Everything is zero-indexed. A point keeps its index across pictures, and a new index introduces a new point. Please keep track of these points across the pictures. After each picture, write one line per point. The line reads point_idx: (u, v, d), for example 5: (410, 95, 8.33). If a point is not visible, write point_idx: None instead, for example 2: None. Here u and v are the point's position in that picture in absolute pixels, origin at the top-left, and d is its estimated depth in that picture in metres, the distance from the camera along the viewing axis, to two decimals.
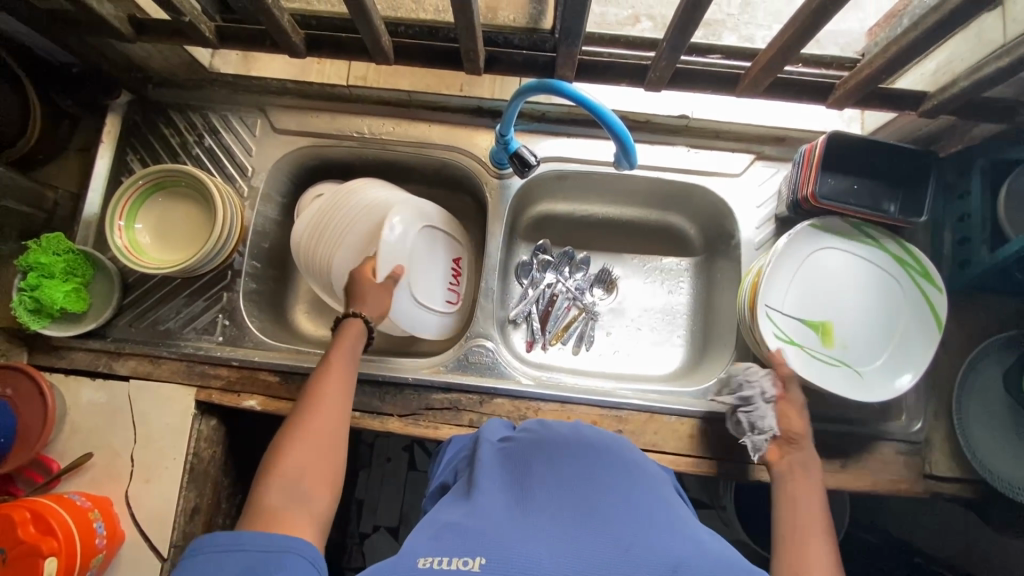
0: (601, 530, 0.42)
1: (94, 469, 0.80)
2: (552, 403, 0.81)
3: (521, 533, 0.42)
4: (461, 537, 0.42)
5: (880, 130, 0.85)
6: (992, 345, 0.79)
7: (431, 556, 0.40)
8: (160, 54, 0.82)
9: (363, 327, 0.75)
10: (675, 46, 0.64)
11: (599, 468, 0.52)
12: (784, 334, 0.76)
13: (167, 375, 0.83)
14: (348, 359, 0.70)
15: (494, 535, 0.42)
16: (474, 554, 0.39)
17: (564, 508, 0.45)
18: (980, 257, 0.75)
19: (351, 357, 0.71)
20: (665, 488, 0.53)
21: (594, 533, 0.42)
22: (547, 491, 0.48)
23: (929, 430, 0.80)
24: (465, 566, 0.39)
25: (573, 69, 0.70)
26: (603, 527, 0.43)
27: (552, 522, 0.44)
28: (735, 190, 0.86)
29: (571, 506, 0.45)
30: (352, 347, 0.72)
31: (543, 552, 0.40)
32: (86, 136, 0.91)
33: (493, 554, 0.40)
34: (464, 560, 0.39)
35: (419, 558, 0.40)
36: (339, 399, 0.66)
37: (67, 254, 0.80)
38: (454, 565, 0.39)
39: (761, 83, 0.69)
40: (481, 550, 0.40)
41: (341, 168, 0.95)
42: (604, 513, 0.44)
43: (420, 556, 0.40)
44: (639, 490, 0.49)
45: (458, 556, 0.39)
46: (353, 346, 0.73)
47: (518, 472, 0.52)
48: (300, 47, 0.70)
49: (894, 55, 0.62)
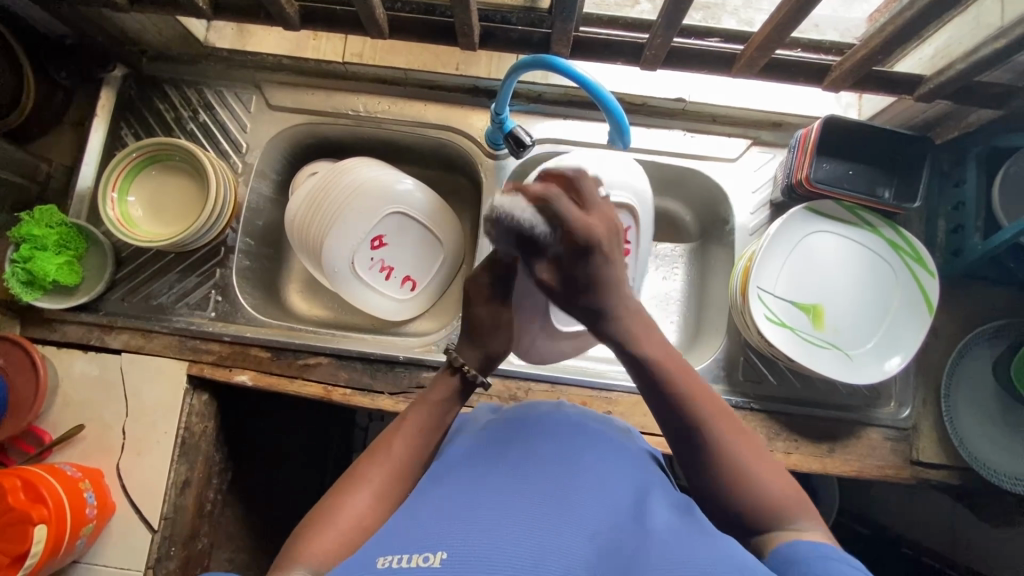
0: (568, 523, 0.41)
1: (87, 441, 0.81)
2: (543, 383, 0.82)
3: (487, 525, 0.40)
4: (423, 532, 0.40)
5: (877, 115, 0.84)
6: (982, 334, 0.79)
7: (391, 556, 0.38)
8: (155, 25, 0.81)
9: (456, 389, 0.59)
10: (670, 24, 0.63)
11: (574, 449, 0.51)
12: (775, 315, 0.76)
13: (159, 349, 0.83)
14: (424, 422, 0.57)
15: (457, 526, 0.40)
16: (436, 549, 0.38)
17: (529, 492, 0.44)
18: (973, 244, 0.75)
19: (442, 424, 0.58)
20: (640, 467, 0.52)
21: (560, 526, 0.41)
22: (519, 474, 0.47)
23: (917, 417, 0.81)
24: (425, 563, 0.37)
25: (568, 46, 0.70)
26: (574, 516, 0.42)
27: (519, 508, 0.42)
28: (730, 175, 0.86)
29: (538, 491, 0.44)
30: (444, 414, 0.58)
31: (508, 546, 0.39)
32: (80, 110, 0.91)
33: (457, 548, 0.38)
34: (424, 556, 0.37)
35: (379, 558, 0.38)
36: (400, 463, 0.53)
37: (59, 227, 0.80)
38: (413, 562, 0.37)
39: (757, 63, 0.69)
40: (443, 545, 0.38)
41: (337, 146, 0.94)
42: (572, 501, 0.43)
43: (380, 556, 0.39)
44: (609, 474, 0.48)
45: (418, 552, 0.38)
46: (447, 411, 0.58)
47: (486, 453, 0.51)
48: (294, 19, 0.70)
49: (891, 35, 0.61)
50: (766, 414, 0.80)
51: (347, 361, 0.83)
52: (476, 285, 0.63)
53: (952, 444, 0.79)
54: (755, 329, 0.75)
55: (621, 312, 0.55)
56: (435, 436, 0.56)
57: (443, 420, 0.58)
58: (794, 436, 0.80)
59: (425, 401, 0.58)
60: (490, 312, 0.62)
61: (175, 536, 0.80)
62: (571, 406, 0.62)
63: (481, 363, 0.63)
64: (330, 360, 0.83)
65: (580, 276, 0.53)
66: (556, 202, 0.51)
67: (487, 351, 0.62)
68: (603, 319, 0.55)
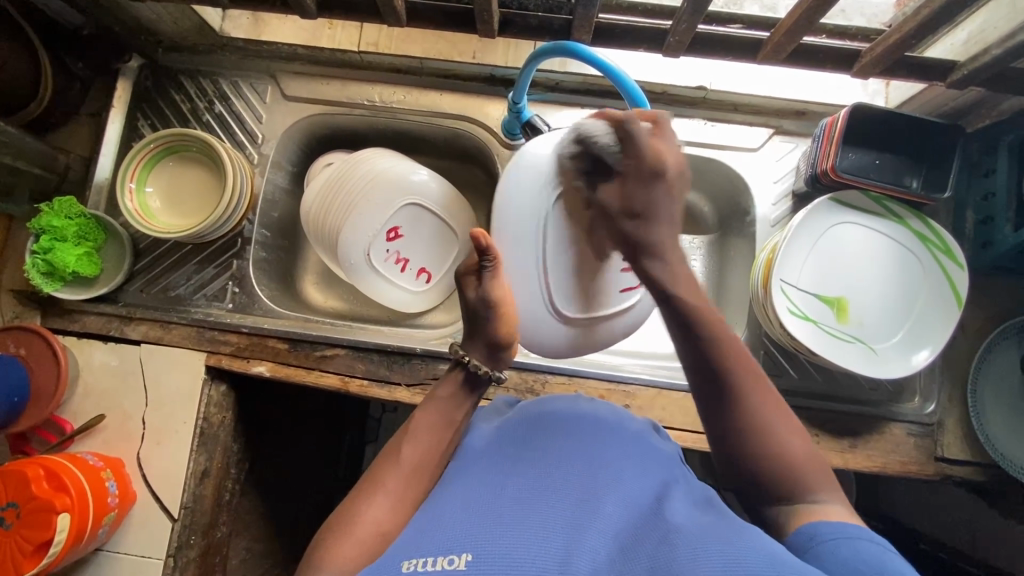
0: (592, 518, 0.41)
1: (107, 431, 0.82)
2: (559, 376, 0.81)
3: (510, 526, 0.40)
4: (446, 533, 0.40)
5: (905, 103, 0.82)
6: (1012, 328, 0.77)
7: (415, 559, 0.38)
8: (171, 15, 0.81)
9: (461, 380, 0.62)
10: (696, 8, 0.61)
11: (596, 445, 0.50)
12: (798, 310, 0.74)
13: (177, 340, 0.83)
14: (438, 423, 0.58)
15: (480, 527, 0.40)
16: (460, 551, 0.38)
17: (551, 490, 0.44)
18: (1004, 236, 0.73)
19: (453, 421, 0.59)
20: (657, 460, 0.51)
21: (583, 522, 0.40)
22: (540, 472, 0.46)
23: (942, 413, 0.79)
24: (451, 565, 0.37)
25: (589, 33, 0.68)
26: (599, 516, 0.41)
27: (542, 508, 0.42)
28: (752, 165, 0.84)
29: (559, 491, 0.44)
30: (454, 411, 0.60)
31: (533, 546, 0.38)
32: (97, 100, 0.91)
33: (482, 549, 0.38)
34: (449, 559, 0.38)
35: (404, 562, 0.38)
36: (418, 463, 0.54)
37: (78, 218, 0.80)
38: (439, 566, 0.37)
39: (784, 50, 0.67)
40: (467, 547, 0.38)
41: (352, 137, 0.94)
42: (596, 501, 0.42)
43: (404, 560, 0.39)
44: (630, 470, 0.47)
45: (443, 555, 0.38)
46: (456, 408, 0.60)
47: (505, 452, 0.51)
48: (311, 8, 0.69)
49: (924, 19, 0.59)
50: None
51: (363, 353, 0.83)
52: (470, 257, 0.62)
53: (978, 441, 0.77)
54: (777, 323, 0.73)
55: (664, 215, 0.52)
56: (448, 432, 0.57)
57: (454, 418, 0.59)
58: (815, 431, 0.78)
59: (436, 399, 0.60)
60: (479, 297, 0.60)
61: (195, 525, 0.81)
62: (589, 400, 0.62)
63: (489, 360, 0.63)
64: (346, 352, 0.83)
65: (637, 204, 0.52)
66: (632, 128, 0.51)
67: (489, 340, 0.62)
68: (647, 256, 0.52)
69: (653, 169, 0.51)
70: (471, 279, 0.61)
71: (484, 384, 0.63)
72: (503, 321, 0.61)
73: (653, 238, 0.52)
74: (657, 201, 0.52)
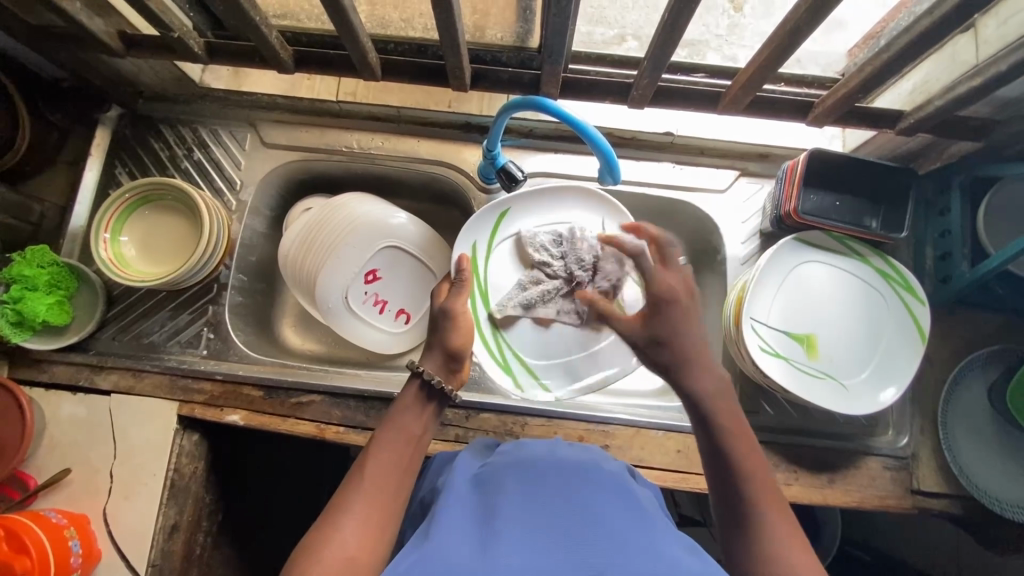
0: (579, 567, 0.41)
1: (73, 485, 0.79)
2: (539, 418, 0.81)
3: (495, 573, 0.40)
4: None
5: (861, 147, 0.86)
6: (976, 360, 0.80)
7: None
8: (151, 68, 0.82)
9: (422, 393, 0.64)
10: (655, 66, 0.64)
11: (579, 485, 0.51)
12: (770, 347, 0.76)
13: (149, 390, 0.82)
14: (400, 436, 0.60)
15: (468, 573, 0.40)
16: None
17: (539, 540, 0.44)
18: (961, 272, 0.77)
19: (413, 434, 0.60)
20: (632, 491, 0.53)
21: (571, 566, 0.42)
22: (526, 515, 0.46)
23: (915, 445, 0.81)
24: None
25: (557, 87, 0.71)
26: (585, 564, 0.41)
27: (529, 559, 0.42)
28: (720, 206, 0.87)
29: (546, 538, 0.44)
30: (415, 422, 0.61)
31: None
32: (75, 149, 0.91)
33: None
34: None
35: None
36: (386, 482, 0.55)
37: (51, 267, 0.80)
38: None
39: (742, 101, 0.70)
40: None
41: (331, 182, 0.95)
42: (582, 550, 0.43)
43: None
44: (612, 503, 0.49)
45: None
46: (416, 420, 0.62)
47: (493, 494, 0.51)
48: (289, 63, 0.71)
49: (869, 75, 0.62)
50: (763, 445, 0.80)
51: (338, 399, 0.82)
52: (441, 293, 0.75)
53: (952, 472, 0.79)
54: (750, 361, 0.75)
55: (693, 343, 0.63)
56: (406, 448, 0.59)
57: (413, 432, 0.61)
58: (792, 467, 0.79)
59: (399, 414, 0.62)
60: (442, 306, 0.71)
61: None
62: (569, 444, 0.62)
63: (443, 371, 0.67)
64: (323, 398, 0.82)
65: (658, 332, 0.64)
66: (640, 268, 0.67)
67: (445, 348, 0.68)
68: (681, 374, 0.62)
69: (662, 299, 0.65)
70: (441, 294, 0.74)
71: (446, 399, 0.65)
72: (456, 330, 0.69)
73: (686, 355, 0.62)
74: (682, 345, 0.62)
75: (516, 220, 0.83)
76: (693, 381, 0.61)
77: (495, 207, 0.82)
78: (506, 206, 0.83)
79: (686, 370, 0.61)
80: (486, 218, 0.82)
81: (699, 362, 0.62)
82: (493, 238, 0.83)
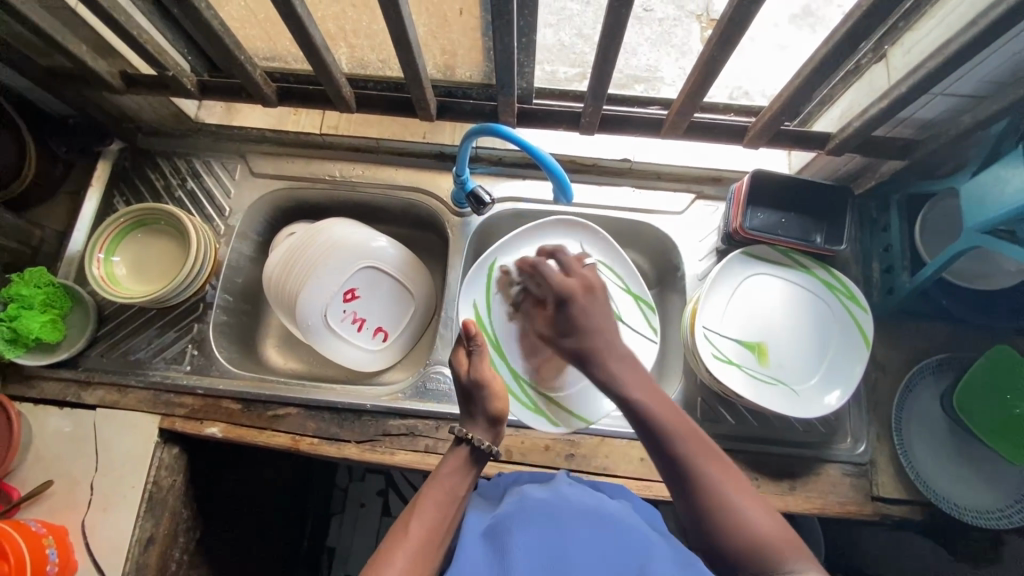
0: None
1: (53, 498, 0.81)
2: (507, 428, 0.84)
3: None
4: None
5: (805, 168, 0.92)
6: (926, 368, 0.84)
7: None
8: (150, 105, 0.90)
9: (469, 455, 0.65)
10: (596, 95, 0.71)
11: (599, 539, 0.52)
12: (723, 355, 0.79)
13: (132, 404, 0.85)
14: (446, 497, 0.61)
15: None
16: None
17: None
18: (902, 282, 0.82)
19: (458, 495, 0.62)
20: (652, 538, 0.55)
21: None
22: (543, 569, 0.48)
23: (874, 452, 0.83)
24: None
25: (514, 116, 0.79)
26: None
27: None
28: (677, 227, 0.93)
29: None
30: (459, 483, 0.63)
31: None
32: (78, 180, 0.98)
33: None
34: None
35: None
36: (427, 541, 0.56)
37: (47, 287, 0.85)
38: None
39: (680, 126, 0.76)
40: None
41: (315, 209, 1.01)
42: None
43: None
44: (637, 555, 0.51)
45: None
46: (461, 481, 0.63)
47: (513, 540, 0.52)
48: (272, 97, 0.79)
49: (786, 100, 0.69)
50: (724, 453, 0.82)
51: (314, 411, 0.85)
52: (459, 362, 0.71)
53: (910, 478, 0.81)
54: (705, 369, 0.78)
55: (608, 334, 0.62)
56: (450, 509, 0.60)
57: (457, 491, 0.62)
58: (754, 475, 0.81)
59: (443, 473, 0.63)
60: (469, 378, 0.69)
61: None
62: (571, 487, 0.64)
63: (490, 435, 0.68)
64: (299, 411, 0.85)
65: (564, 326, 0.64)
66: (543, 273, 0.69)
67: (487, 414, 0.67)
68: (588, 362, 0.61)
69: (585, 289, 0.65)
70: (462, 362, 0.70)
71: (484, 458, 0.66)
72: (497, 397, 0.68)
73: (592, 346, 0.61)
74: (590, 340, 0.61)
75: (505, 268, 0.89)
76: (623, 372, 0.60)
77: (483, 264, 0.88)
78: (493, 260, 0.89)
79: (599, 359, 0.61)
80: (478, 271, 0.88)
81: (609, 349, 0.61)
82: (491, 293, 0.89)
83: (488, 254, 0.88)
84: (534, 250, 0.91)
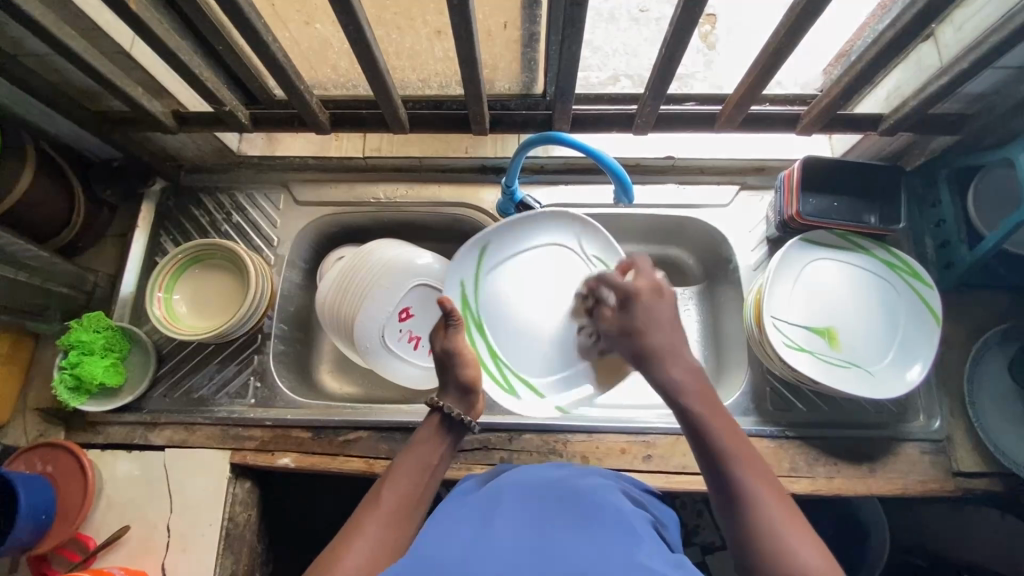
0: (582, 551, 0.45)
1: (130, 543, 0.80)
2: (580, 435, 0.83)
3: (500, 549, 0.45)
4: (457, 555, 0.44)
5: (849, 151, 0.93)
6: (992, 339, 0.83)
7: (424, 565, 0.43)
8: (195, 142, 0.91)
9: (441, 427, 0.67)
10: (656, 95, 0.72)
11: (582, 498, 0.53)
12: (794, 342, 0.79)
13: (201, 441, 0.85)
14: (414, 465, 0.62)
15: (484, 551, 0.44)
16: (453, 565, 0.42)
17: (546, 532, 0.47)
18: (962, 255, 0.81)
19: (431, 465, 0.63)
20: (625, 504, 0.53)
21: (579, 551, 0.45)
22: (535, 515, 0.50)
23: (949, 428, 0.83)
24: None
25: (568, 122, 0.79)
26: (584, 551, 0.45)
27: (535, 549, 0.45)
28: (726, 219, 0.93)
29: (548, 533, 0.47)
30: (433, 452, 0.64)
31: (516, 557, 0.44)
32: (123, 222, 0.98)
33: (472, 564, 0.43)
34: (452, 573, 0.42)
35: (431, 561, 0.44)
36: (400, 507, 0.57)
37: (106, 330, 0.85)
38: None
39: (736, 119, 0.77)
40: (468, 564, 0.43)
41: (360, 231, 1.01)
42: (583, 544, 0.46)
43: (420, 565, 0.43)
44: (618, 518, 0.50)
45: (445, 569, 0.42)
46: (434, 450, 0.64)
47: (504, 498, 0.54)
48: (326, 123, 0.79)
49: (845, 85, 0.69)
50: (801, 441, 0.82)
51: (385, 433, 0.84)
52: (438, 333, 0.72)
53: (988, 451, 0.80)
54: (778, 358, 0.78)
55: (672, 348, 0.61)
56: (424, 476, 0.61)
57: (430, 461, 0.63)
58: (833, 460, 0.81)
59: (417, 444, 0.65)
60: (443, 347, 0.71)
61: None
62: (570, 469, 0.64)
63: (460, 404, 0.70)
64: (369, 434, 0.84)
65: (626, 326, 0.64)
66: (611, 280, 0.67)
67: (459, 384, 0.69)
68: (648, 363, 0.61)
69: (653, 293, 0.65)
70: (439, 334, 0.72)
71: (460, 428, 0.68)
72: (468, 364, 0.70)
73: (653, 351, 0.61)
74: (647, 321, 0.62)
75: (501, 251, 0.84)
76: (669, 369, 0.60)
77: (474, 244, 0.82)
78: (484, 242, 0.83)
79: (660, 361, 0.60)
80: (471, 253, 0.82)
81: (672, 353, 0.60)
82: (479, 274, 0.84)
83: (479, 235, 0.82)
84: (535, 238, 0.85)
